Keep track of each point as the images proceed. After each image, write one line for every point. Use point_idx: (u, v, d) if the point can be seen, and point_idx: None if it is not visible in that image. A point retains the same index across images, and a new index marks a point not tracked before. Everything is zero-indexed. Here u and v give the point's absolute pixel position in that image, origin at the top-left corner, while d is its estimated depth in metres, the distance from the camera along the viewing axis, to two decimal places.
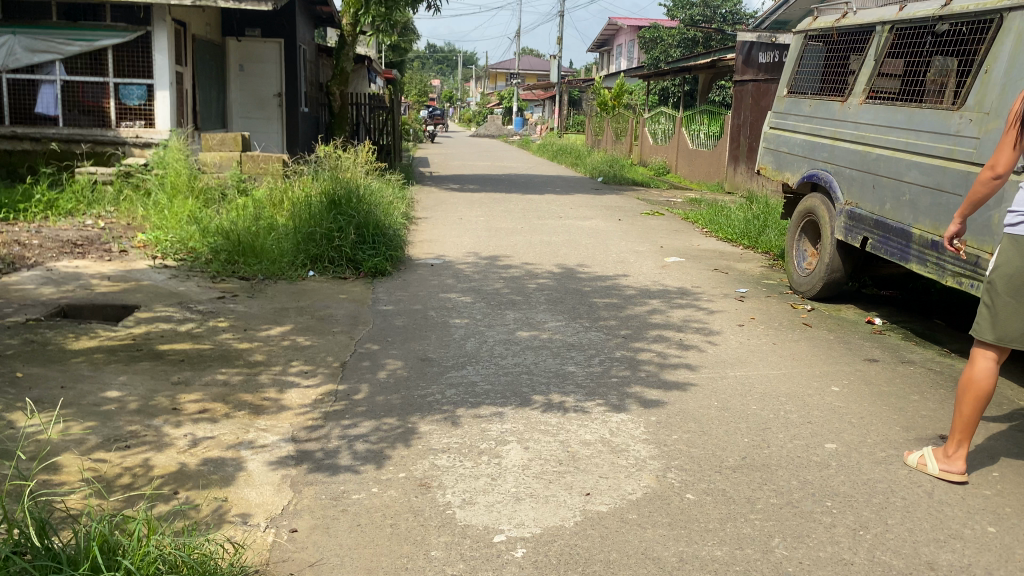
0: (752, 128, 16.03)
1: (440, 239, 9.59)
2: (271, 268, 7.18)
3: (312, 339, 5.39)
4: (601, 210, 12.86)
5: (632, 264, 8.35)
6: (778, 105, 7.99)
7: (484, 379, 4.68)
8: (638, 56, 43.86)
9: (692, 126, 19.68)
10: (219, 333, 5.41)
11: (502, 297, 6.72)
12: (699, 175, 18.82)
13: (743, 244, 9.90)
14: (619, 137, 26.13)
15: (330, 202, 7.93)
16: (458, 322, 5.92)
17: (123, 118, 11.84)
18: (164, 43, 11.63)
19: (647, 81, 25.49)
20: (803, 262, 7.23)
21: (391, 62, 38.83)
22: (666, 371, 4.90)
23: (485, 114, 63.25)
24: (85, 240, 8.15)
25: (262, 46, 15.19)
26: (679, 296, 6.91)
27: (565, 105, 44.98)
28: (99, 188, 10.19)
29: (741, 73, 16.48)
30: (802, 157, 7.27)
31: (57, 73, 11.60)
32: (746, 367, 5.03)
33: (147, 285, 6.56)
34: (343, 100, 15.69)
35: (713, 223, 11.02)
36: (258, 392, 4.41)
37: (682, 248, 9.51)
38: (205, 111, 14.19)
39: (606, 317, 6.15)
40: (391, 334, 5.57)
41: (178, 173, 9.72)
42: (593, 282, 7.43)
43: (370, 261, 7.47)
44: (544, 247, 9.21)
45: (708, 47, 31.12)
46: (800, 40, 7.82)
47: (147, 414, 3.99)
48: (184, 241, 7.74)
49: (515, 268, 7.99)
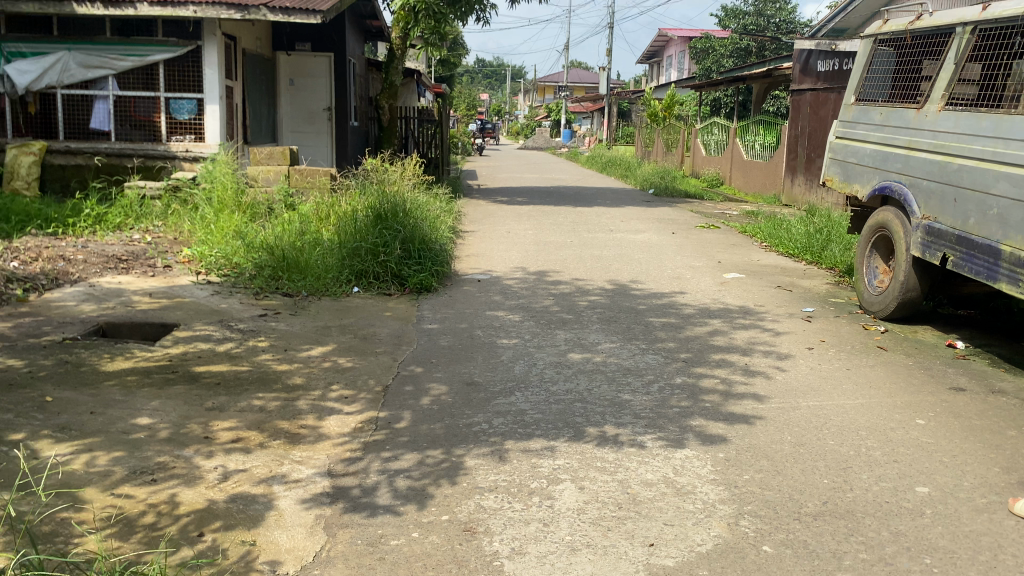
0: (809, 137, 15.52)
1: (488, 254, 9.32)
2: (315, 284, 6.98)
3: (354, 361, 5.13)
4: (654, 223, 12.46)
5: (689, 281, 7.97)
6: (846, 114, 7.56)
7: (534, 407, 4.36)
8: (689, 67, 43.27)
9: (747, 137, 19.17)
10: (258, 353, 5.19)
11: (552, 316, 6.40)
12: (754, 187, 18.31)
13: (805, 259, 9.44)
14: (670, 148, 25.67)
15: (376, 216, 7.71)
16: (506, 343, 5.61)
17: (173, 132, 11.82)
18: (214, 57, 11.59)
19: (699, 91, 25.01)
20: (874, 279, 6.75)
21: (440, 76, 38.94)
22: (732, 402, 4.53)
23: (533, 127, 63.24)
24: (130, 255, 8.07)
25: (312, 60, 15.16)
26: (741, 316, 6.51)
27: (615, 117, 44.58)
28: (147, 202, 10.15)
29: (799, 81, 16.02)
30: (873, 168, 6.82)
31: (109, 88, 11.67)
32: (820, 397, 4.63)
33: (189, 303, 6.40)
34: (392, 113, 15.58)
35: (773, 237, 10.56)
36: (295, 419, 4.15)
37: (741, 263, 9.09)
38: (255, 125, 14.18)
39: (663, 339, 5.79)
40: (436, 355, 5.29)
41: (224, 187, 9.60)
42: (648, 300, 7.07)
43: (416, 277, 7.22)
44: (595, 262, 8.88)
45: (762, 56, 30.45)
46: (869, 45, 7.38)
47: (178, 443, 3.76)
48: (228, 256, 7.58)
49: (565, 284, 7.67)
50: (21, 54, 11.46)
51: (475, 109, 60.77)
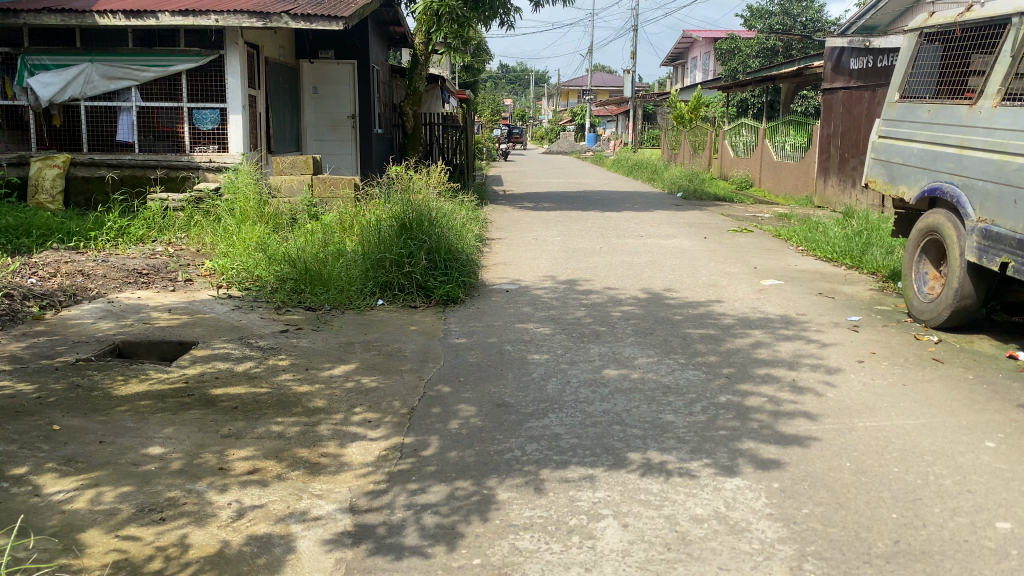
0: (842, 137, 15.10)
1: (515, 262, 9.05)
2: (337, 297, 6.76)
3: (377, 380, 4.88)
4: (684, 228, 12.11)
5: (725, 289, 7.64)
6: (890, 112, 7.19)
7: (570, 431, 4.07)
8: (715, 67, 42.74)
9: (777, 138, 18.75)
10: (278, 373, 4.95)
11: (584, 328, 6.11)
12: (785, 188, 17.89)
13: (845, 263, 9.06)
14: (697, 150, 25.28)
15: (400, 226, 7.46)
16: (537, 359, 5.33)
17: (196, 142, 11.72)
18: (236, 65, 11.43)
19: (727, 91, 24.57)
20: (924, 285, 6.40)
21: (463, 81, 38.80)
22: (783, 423, 4.22)
23: (557, 130, 62.98)
24: (151, 269, 7.91)
25: (335, 67, 15.02)
26: (784, 326, 6.18)
27: (640, 119, 44.18)
28: (170, 214, 9.99)
29: (832, 80, 15.63)
30: (920, 169, 6.46)
31: (133, 99, 11.57)
32: (877, 416, 4.30)
33: (208, 319, 6.19)
34: (416, 120, 15.37)
35: (810, 241, 10.18)
36: (315, 447, 3.90)
37: (779, 269, 8.74)
38: (279, 133, 14.04)
39: (703, 352, 5.48)
40: (465, 373, 5.02)
41: (246, 198, 9.42)
42: (684, 310, 6.76)
43: (442, 288, 6.95)
44: (627, 269, 8.58)
45: (790, 55, 29.88)
46: (914, 39, 7.02)
47: (191, 476, 3.52)
48: (249, 269, 7.37)
49: (597, 293, 7.38)
50: (44, 66, 11.32)
51: (498, 113, 60.62)
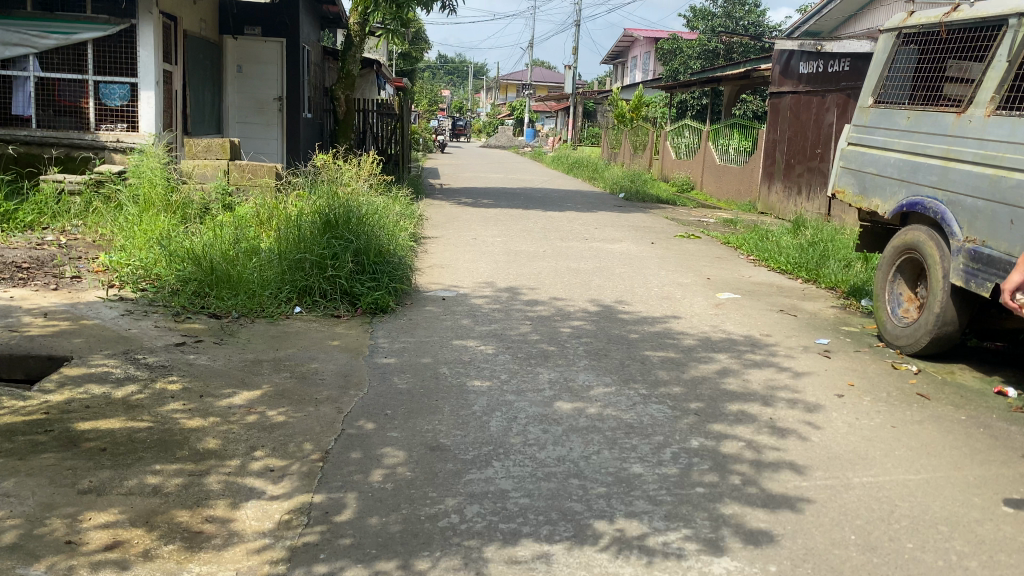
0: (789, 142, 14.78)
1: (452, 264, 8.30)
2: (247, 303, 5.92)
3: (286, 414, 4.07)
4: (630, 231, 11.52)
5: (680, 303, 7.03)
6: (862, 118, 6.67)
7: (519, 487, 3.35)
8: (656, 67, 42.56)
9: (720, 140, 18.41)
10: (165, 402, 4.09)
11: (531, 348, 5.40)
12: (727, 193, 17.56)
13: (801, 276, 8.55)
14: (637, 150, 24.88)
15: (324, 223, 6.63)
16: (478, 386, 4.59)
17: (102, 120, 10.63)
18: (150, 38, 10.50)
19: (670, 91, 24.18)
20: (898, 308, 5.91)
21: (400, 69, 37.64)
22: (768, 477, 3.58)
23: (496, 124, 62.31)
24: (33, 262, 6.89)
25: (262, 46, 14.01)
26: (749, 350, 5.59)
27: (580, 116, 43.78)
28: (65, 198, 8.89)
29: (779, 83, 15.32)
30: (897, 180, 5.95)
31: (31, 68, 10.32)
32: (873, 469, 3.71)
33: (90, 326, 5.26)
34: (349, 105, 14.44)
35: (761, 249, 9.68)
36: (200, 508, 3.10)
37: (734, 280, 8.18)
38: (197, 114, 12.94)
39: (666, 381, 4.83)
40: (392, 404, 4.25)
41: (152, 183, 8.44)
42: (639, 327, 6.11)
43: (370, 294, 6.15)
44: (573, 277, 7.90)
45: (731, 59, 29.74)
46: (891, 40, 6.51)
47: (26, 555, 2.68)
48: (147, 267, 6.45)
49: (542, 305, 6.70)
50: None
51: (435, 104, 59.48)
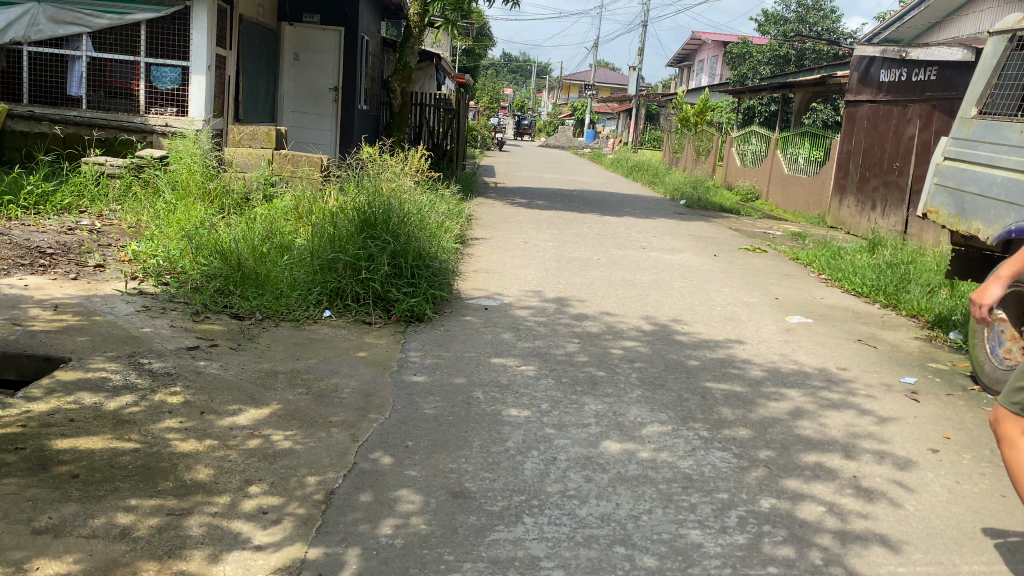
0: (865, 154, 13.90)
1: (498, 270, 7.77)
2: (273, 305, 5.46)
3: (294, 439, 3.57)
4: (691, 241, 10.85)
5: (746, 325, 6.38)
6: (963, 130, 5.92)
7: (552, 555, 2.79)
8: (723, 72, 41.45)
9: (789, 149, 17.54)
10: (162, 418, 3.64)
11: (577, 371, 4.83)
12: (795, 204, 16.70)
13: (877, 301, 7.80)
14: (700, 156, 24.07)
15: (361, 222, 6.13)
16: (515, 416, 4.04)
17: (152, 103, 10.32)
18: (203, 21, 10.13)
19: (738, 96, 23.26)
20: (999, 347, 5.17)
21: (462, 65, 37.27)
22: (858, 557, 2.95)
23: (556, 124, 61.74)
24: (59, 246, 6.56)
25: (320, 34, 13.67)
26: (825, 389, 4.92)
27: (642, 119, 42.89)
28: (104, 181, 8.59)
29: (857, 91, 14.42)
30: (1003, 203, 5.21)
31: (84, 48, 10.12)
32: (984, 554, 3.05)
33: (101, 323, 4.85)
34: (404, 98, 14.01)
35: (834, 268, 8.92)
36: (171, 561, 2.60)
37: (805, 302, 7.48)
38: (249, 101, 12.63)
39: (731, 422, 4.20)
40: (415, 433, 3.72)
41: (190, 169, 8.08)
42: (698, 352, 5.49)
43: (405, 301, 5.64)
44: (627, 290, 7.30)
45: (803, 65, 28.58)
46: (1005, 44, 5.76)
47: None
48: (173, 259, 6.05)
49: (592, 320, 6.12)
50: None
51: (496, 102, 59.10)
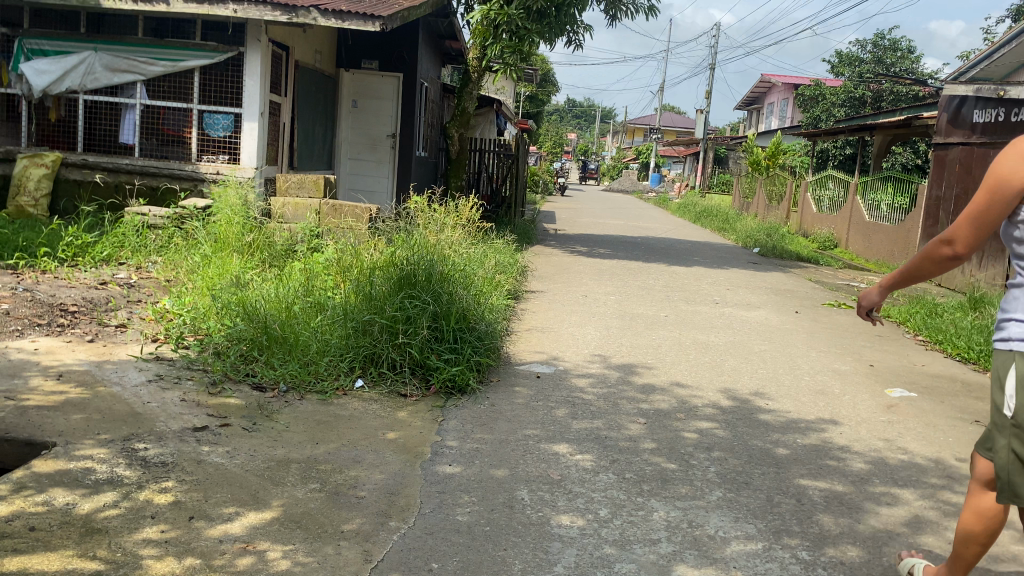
0: (957, 200, 12.83)
1: (555, 329, 7.08)
2: (300, 374, 4.88)
3: (294, 558, 2.92)
4: (767, 295, 9.99)
5: (839, 401, 5.52)
6: None
7: None
8: (795, 115, 40.29)
9: (871, 194, 16.50)
10: (141, 526, 3.03)
11: (644, 463, 4.07)
12: (878, 253, 15.63)
13: (988, 369, 6.82)
14: (773, 202, 23.09)
15: (400, 280, 5.52)
16: (567, 526, 3.31)
17: (204, 150, 9.98)
18: (256, 66, 9.73)
19: (814, 139, 22.26)
20: None
21: (526, 111, 37.04)
22: None
23: (621, 168, 61.13)
24: (84, 303, 6.14)
25: (378, 80, 13.35)
26: (947, 490, 4.05)
27: (710, 163, 41.96)
28: (144, 232, 8.25)
29: (946, 133, 13.30)
30: None
31: (137, 96, 9.89)
32: None
33: (105, 397, 4.31)
34: (463, 144, 13.54)
35: (933, 329, 7.95)
36: None
37: (904, 371, 6.56)
38: (305, 148, 12.30)
39: (835, 538, 3.39)
40: (441, 552, 3.02)
41: (229, 220, 7.68)
42: (787, 437, 4.67)
43: (447, 370, 4.99)
44: (700, 355, 6.52)
45: (882, 106, 27.34)
46: None
47: None
48: (198, 320, 5.55)
49: (661, 393, 5.36)
50: (42, 52, 9.77)
51: (560, 147, 58.86)
